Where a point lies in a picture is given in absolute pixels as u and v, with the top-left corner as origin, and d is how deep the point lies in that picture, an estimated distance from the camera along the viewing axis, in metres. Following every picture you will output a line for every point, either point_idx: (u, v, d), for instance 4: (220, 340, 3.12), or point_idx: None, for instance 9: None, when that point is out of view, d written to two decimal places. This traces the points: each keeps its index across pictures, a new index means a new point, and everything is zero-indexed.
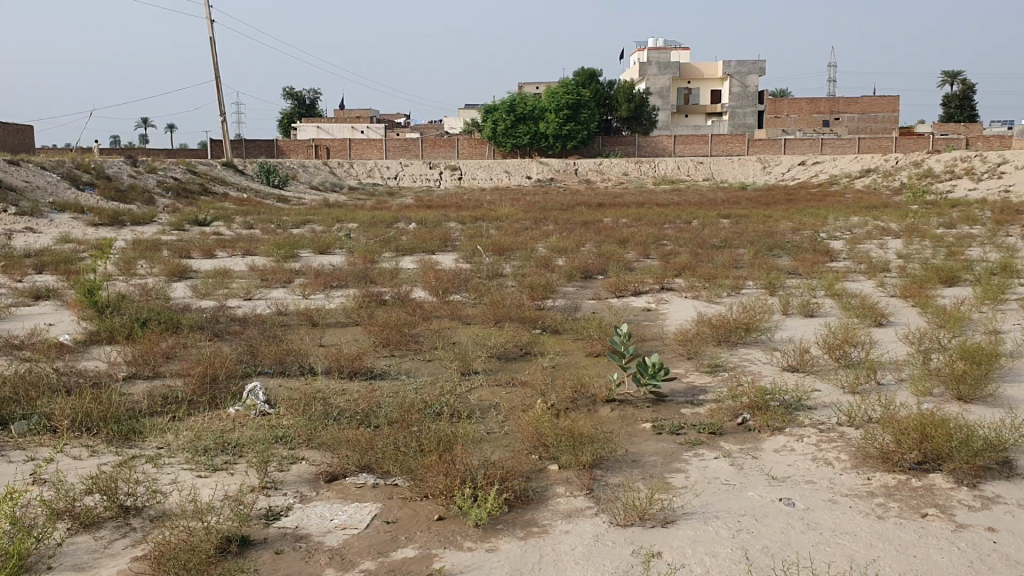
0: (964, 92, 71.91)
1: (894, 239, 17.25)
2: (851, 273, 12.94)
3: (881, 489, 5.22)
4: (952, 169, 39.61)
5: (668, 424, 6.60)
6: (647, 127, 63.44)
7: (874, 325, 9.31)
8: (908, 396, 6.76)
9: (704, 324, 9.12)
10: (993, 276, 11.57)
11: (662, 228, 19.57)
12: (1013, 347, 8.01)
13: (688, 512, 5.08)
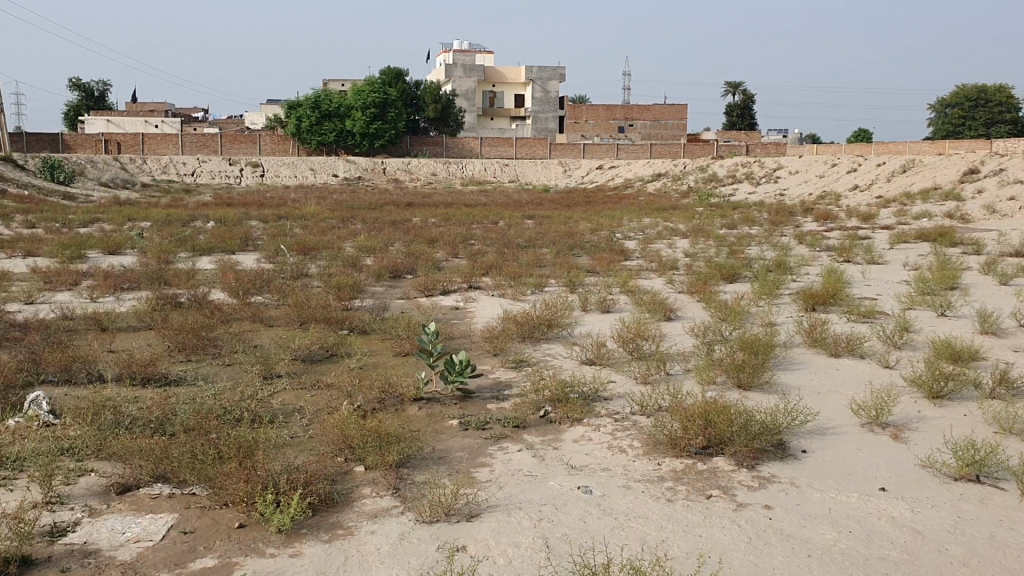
0: (745, 102, 76.91)
1: (683, 239, 18.28)
2: (644, 271, 13.62)
3: (671, 473, 5.54)
4: (735, 174, 42.41)
5: (473, 420, 6.70)
6: (455, 128, 64.02)
7: (664, 319, 9.87)
8: (695, 385, 7.21)
9: (508, 320, 9.34)
10: (769, 273, 12.53)
11: (468, 228, 19.83)
12: (787, 337, 8.71)
13: (491, 505, 5.20)
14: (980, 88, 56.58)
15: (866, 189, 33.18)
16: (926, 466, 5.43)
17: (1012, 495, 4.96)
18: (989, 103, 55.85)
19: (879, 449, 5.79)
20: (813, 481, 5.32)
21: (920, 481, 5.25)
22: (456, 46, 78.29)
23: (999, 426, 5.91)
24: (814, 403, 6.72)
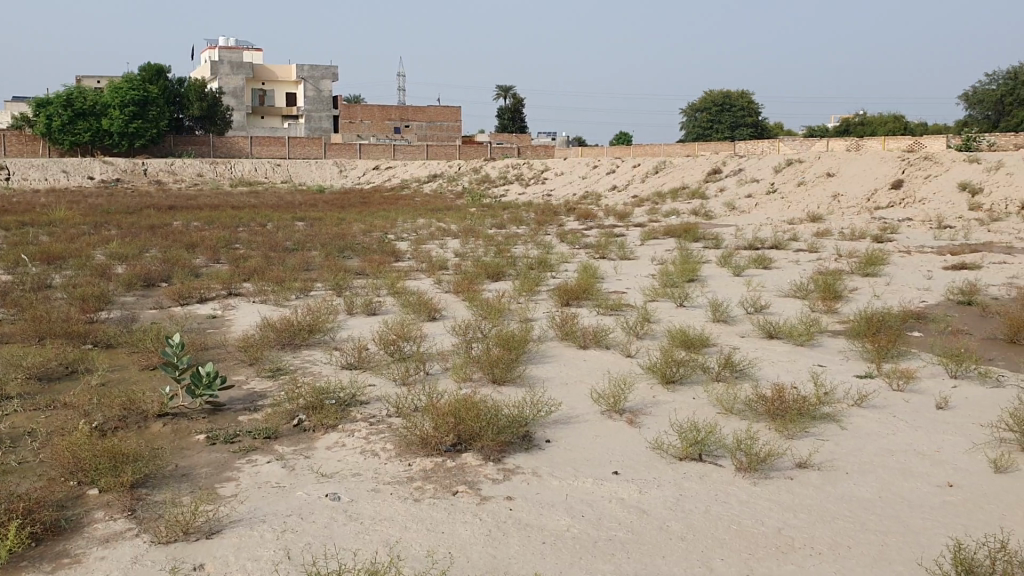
0: (515, 105, 79.06)
1: (453, 239, 18.59)
2: (413, 271, 13.71)
3: (420, 473, 5.59)
4: (505, 175, 43.55)
5: (222, 433, 6.47)
6: (223, 127, 61.70)
7: (427, 318, 9.98)
8: (450, 383, 7.33)
9: (267, 327, 9.11)
10: (531, 270, 12.97)
11: (234, 231, 19.19)
12: (541, 331, 9.07)
13: (234, 521, 5.04)
14: (725, 94, 61.13)
15: (624, 189, 35.06)
16: (655, 448, 5.82)
17: (728, 471, 5.42)
18: (733, 108, 60.55)
19: (616, 435, 6.15)
20: (554, 469, 5.57)
21: (649, 463, 5.62)
22: (222, 42, 75.34)
23: (721, 407, 6.47)
24: (560, 394, 7.06)
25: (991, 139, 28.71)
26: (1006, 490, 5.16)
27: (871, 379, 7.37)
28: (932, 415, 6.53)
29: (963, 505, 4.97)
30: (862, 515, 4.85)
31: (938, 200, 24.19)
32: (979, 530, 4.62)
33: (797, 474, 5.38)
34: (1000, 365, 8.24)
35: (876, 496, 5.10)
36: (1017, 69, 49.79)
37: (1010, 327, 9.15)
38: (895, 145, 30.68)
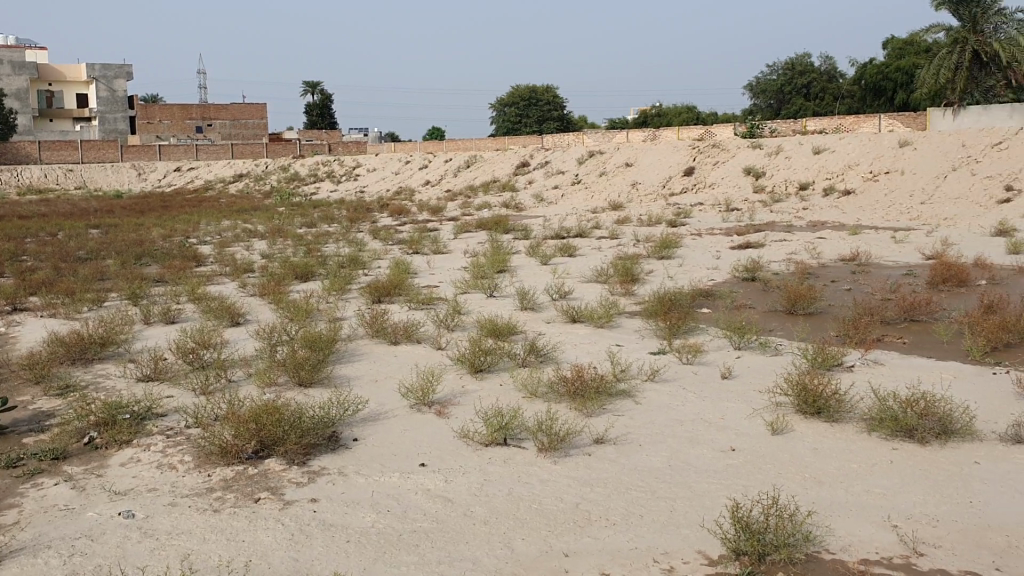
0: (323, 102, 77.73)
1: (260, 240, 18.12)
2: (218, 276, 13.26)
3: (220, 483, 5.42)
4: (315, 172, 42.77)
5: (4, 458, 6.03)
6: (6, 132, 57.26)
7: (231, 323, 9.69)
8: (254, 388, 7.15)
9: (55, 341, 8.55)
10: (341, 269, 12.83)
11: (19, 242, 17.91)
12: (350, 330, 9.00)
13: (16, 549, 4.72)
14: (530, 88, 62.55)
15: (436, 184, 35.25)
16: (461, 436, 5.92)
17: (531, 452, 5.59)
18: (539, 102, 62.04)
19: (422, 427, 6.21)
20: (360, 467, 5.56)
21: (454, 451, 5.71)
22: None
23: (525, 392, 6.67)
24: (367, 391, 7.04)
25: (773, 126, 30.86)
26: (781, 449, 5.60)
27: (664, 355, 7.80)
28: (717, 384, 6.99)
29: (743, 466, 5.35)
30: (652, 483, 5.13)
31: (727, 183, 25.79)
32: (758, 488, 4.99)
33: (594, 450, 5.63)
34: (778, 334, 8.93)
35: (665, 465, 5.40)
36: (793, 60, 53.61)
37: (788, 299, 9.93)
38: (688, 134, 32.41)
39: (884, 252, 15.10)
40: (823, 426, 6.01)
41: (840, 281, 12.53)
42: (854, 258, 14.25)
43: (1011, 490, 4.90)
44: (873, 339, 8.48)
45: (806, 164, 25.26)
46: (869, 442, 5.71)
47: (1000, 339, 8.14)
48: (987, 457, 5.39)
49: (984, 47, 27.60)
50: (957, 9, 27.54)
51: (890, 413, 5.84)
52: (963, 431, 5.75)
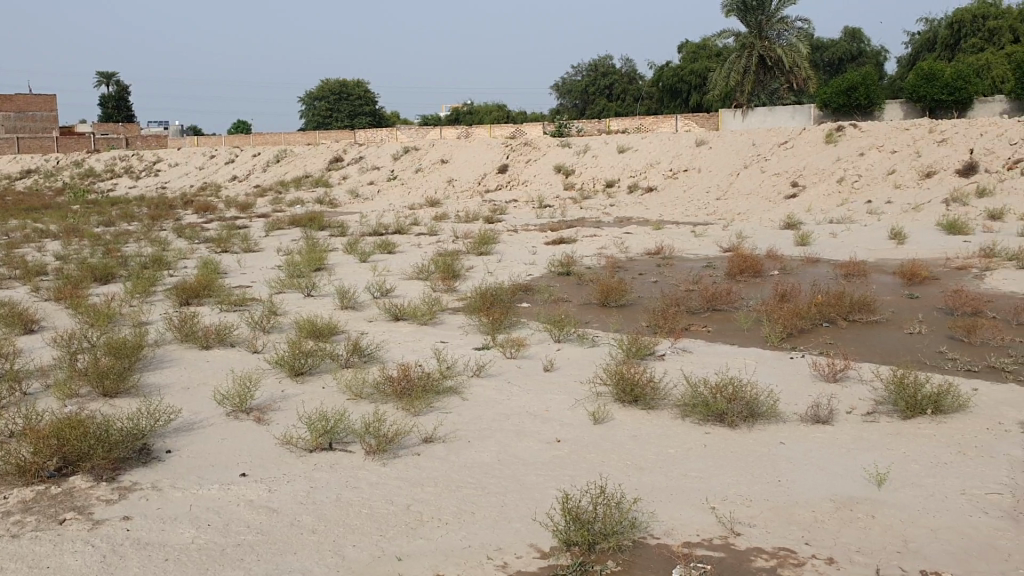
0: (118, 93, 73.34)
1: (52, 240, 16.86)
2: (5, 279, 12.20)
3: (19, 505, 4.94)
4: (112, 168, 40.25)
5: None
6: None
7: (24, 331, 8.93)
8: (52, 401, 6.60)
9: None
10: (145, 270, 12.12)
11: None
12: (158, 335, 8.50)
13: None
14: (341, 82, 61.40)
15: (244, 180, 34.03)
16: (283, 443, 5.72)
17: (358, 455, 5.47)
18: (350, 97, 61.08)
19: (243, 434, 5.95)
20: (176, 480, 5.25)
21: (276, 458, 5.51)
22: None
23: (350, 393, 6.53)
24: (181, 399, 6.67)
25: (579, 125, 31.78)
26: (603, 438, 5.76)
27: (488, 350, 7.85)
28: (540, 376, 7.11)
29: (568, 457, 5.45)
30: (481, 479, 5.14)
31: (538, 180, 26.37)
32: (584, 478, 5.10)
33: (423, 450, 5.58)
34: (594, 326, 9.19)
35: (494, 459, 5.43)
36: (596, 60, 55.38)
37: (601, 292, 10.24)
38: (500, 132, 32.88)
39: (686, 246, 15.86)
40: (641, 414, 6.22)
41: (648, 274, 13.04)
42: (659, 251, 14.86)
43: (814, 467, 5.24)
44: (682, 329, 8.89)
45: (613, 161, 26.18)
46: (685, 427, 5.97)
47: (794, 326, 8.72)
48: (790, 437, 5.75)
49: (769, 53, 29.48)
50: (745, 17, 29.25)
51: (701, 398, 6.13)
52: (768, 413, 6.11)
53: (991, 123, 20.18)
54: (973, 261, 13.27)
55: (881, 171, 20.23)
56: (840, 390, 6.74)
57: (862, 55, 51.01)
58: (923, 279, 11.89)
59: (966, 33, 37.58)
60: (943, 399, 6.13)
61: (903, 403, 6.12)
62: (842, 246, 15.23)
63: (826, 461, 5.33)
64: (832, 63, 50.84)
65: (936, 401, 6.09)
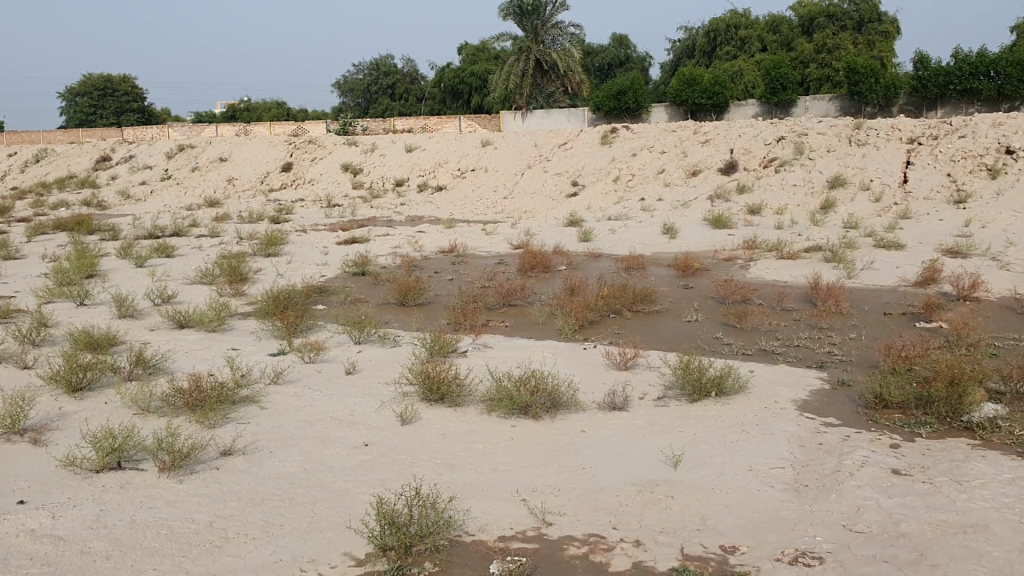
0: None
1: None
2: None
3: None
4: None
5: None
6: None
7: None
8: None
9: None
10: None
11: None
12: None
13: None
14: (104, 77, 57.34)
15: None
16: (65, 465, 5.26)
17: (151, 473, 5.13)
18: (115, 92, 57.24)
19: (18, 458, 5.42)
20: None
21: (58, 483, 5.06)
22: None
23: (137, 408, 6.12)
24: None
25: (364, 124, 31.50)
26: (410, 438, 5.72)
27: (284, 356, 7.61)
28: (342, 380, 6.98)
29: (376, 460, 5.37)
30: (288, 490, 4.96)
31: (325, 179, 25.91)
32: (394, 481, 5.03)
33: (223, 463, 5.32)
34: (394, 326, 9.18)
35: (300, 468, 5.26)
36: (377, 59, 54.93)
37: (399, 292, 10.20)
38: (282, 129, 31.99)
39: (477, 243, 16.11)
40: (447, 411, 6.23)
41: (443, 271, 13.14)
42: (452, 250, 15.01)
43: (614, 453, 5.42)
44: (481, 325, 9.00)
45: (400, 160, 26.14)
46: (491, 422, 6.02)
47: (587, 318, 9.02)
48: (590, 425, 5.92)
49: (545, 57, 30.26)
50: (521, 20, 29.84)
51: (505, 393, 6.21)
52: (569, 403, 6.28)
53: (749, 125, 21.80)
54: (738, 252, 14.30)
55: (654, 170, 21.37)
56: (633, 377, 7.03)
57: (628, 61, 53.70)
58: (696, 271, 12.67)
59: (720, 41, 40.34)
60: (725, 381, 6.54)
61: (690, 387, 6.47)
62: (623, 241, 15.96)
63: (625, 446, 5.53)
64: (603, 68, 53.12)
65: (720, 383, 6.49)
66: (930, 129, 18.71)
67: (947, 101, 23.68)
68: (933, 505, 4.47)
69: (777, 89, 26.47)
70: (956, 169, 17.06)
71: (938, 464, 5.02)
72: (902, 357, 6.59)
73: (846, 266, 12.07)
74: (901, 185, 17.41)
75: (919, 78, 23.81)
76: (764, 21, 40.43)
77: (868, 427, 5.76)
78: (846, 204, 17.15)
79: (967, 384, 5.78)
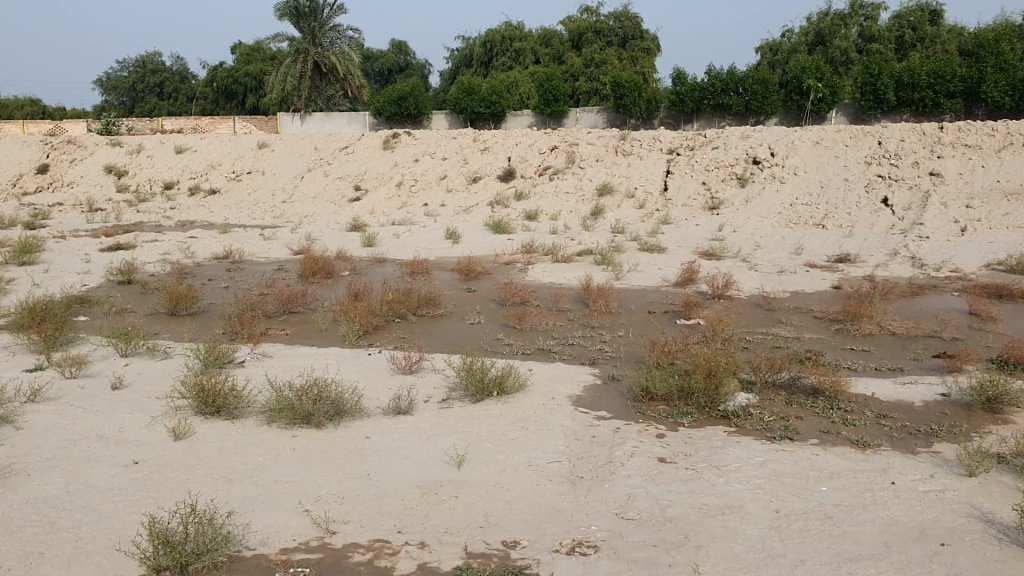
0: None
1: None
2: None
3: None
4: None
5: None
6: None
7: None
8: None
9: None
10: None
11: None
12: None
13: None
14: None
15: None
16: None
17: None
18: None
19: None
20: None
21: None
22: None
23: None
24: None
25: (129, 123, 29.73)
26: (185, 454, 5.47)
27: (41, 372, 7.05)
28: (108, 396, 6.56)
29: (148, 478, 5.10)
30: (50, 515, 4.61)
31: (86, 181, 24.23)
32: (168, 499, 4.80)
33: None
34: (165, 337, 8.77)
35: (63, 491, 4.91)
36: (143, 56, 51.86)
37: (169, 301, 9.74)
38: (35, 128, 29.61)
39: (254, 249, 15.64)
40: (224, 424, 6.01)
41: (217, 279, 12.65)
42: (227, 256, 14.49)
43: (398, 456, 5.43)
44: (259, 333, 8.75)
45: (170, 163, 24.89)
46: (272, 433, 5.87)
47: (370, 323, 8.97)
48: (374, 431, 5.89)
49: (323, 60, 29.73)
50: (297, 22, 29.03)
51: (287, 403, 6.06)
52: (352, 410, 6.23)
53: (525, 134, 22.49)
54: (516, 256, 14.72)
55: (435, 176, 21.57)
56: (416, 380, 7.05)
57: (407, 67, 53.81)
58: (477, 274, 12.92)
59: (496, 52, 41.39)
60: (506, 381, 6.71)
61: (473, 388, 6.58)
62: (404, 246, 16.01)
63: (409, 449, 5.54)
64: (382, 73, 52.99)
65: (501, 383, 6.65)
66: (688, 141, 20.06)
67: (701, 115, 25.53)
68: (695, 490, 4.81)
69: (550, 100, 27.34)
70: (711, 178, 18.40)
71: (699, 451, 5.41)
72: (665, 352, 7.03)
73: (615, 268, 12.72)
74: (664, 193, 18.54)
75: (677, 93, 25.34)
76: (537, 34, 41.83)
77: (636, 419, 6.11)
78: (614, 210, 18.06)
79: (722, 375, 6.27)
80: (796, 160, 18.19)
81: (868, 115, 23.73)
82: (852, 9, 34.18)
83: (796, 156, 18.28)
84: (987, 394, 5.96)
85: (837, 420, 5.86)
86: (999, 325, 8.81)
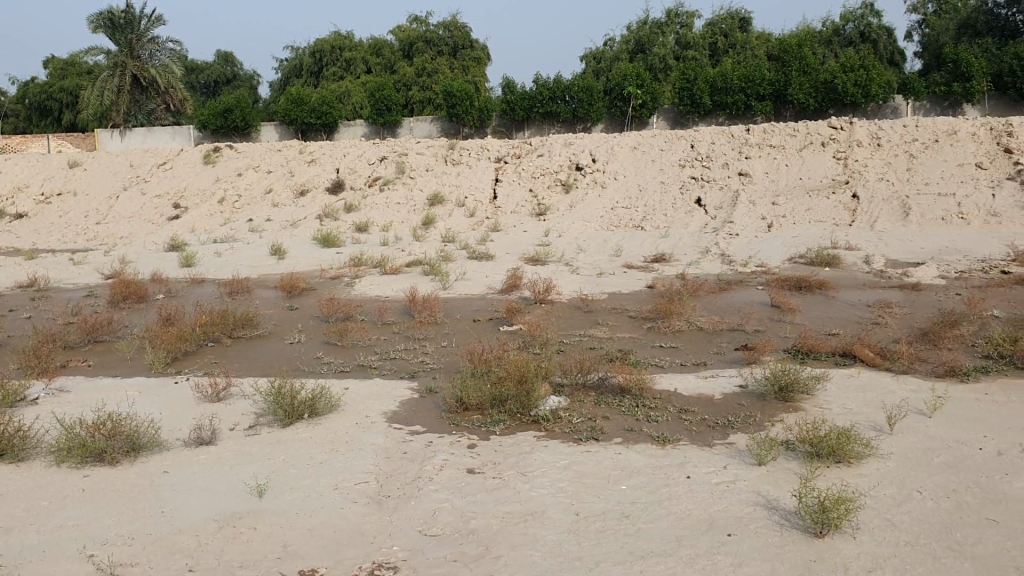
0: None
1: None
2: None
3: None
4: None
5: None
6: None
7: None
8: None
9: None
10: None
11: None
12: None
13: None
14: None
15: None
16: None
17: None
18: None
19: None
20: None
21: None
22: None
23: None
24: None
25: None
26: None
27: None
28: None
29: None
30: None
31: None
32: None
33: None
34: None
35: None
36: None
37: None
38: None
39: (63, 275, 14.75)
40: (6, 469, 5.58)
41: (19, 309, 11.84)
42: (32, 283, 13.60)
43: (195, 489, 5.19)
44: (57, 367, 8.22)
45: None
46: (59, 475, 5.49)
47: (179, 349, 8.58)
48: (173, 464, 5.62)
49: (141, 73, 28.35)
50: (113, 34, 27.59)
51: (77, 440, 5.68)
52: (151, 444, 5.91)
53: (352, 145, 22.22)
54: (345, 270, 14.48)
55: (260, 190, 20.97)
56: (223, 408, 6.78)
57: (235, 79, 52.30)
58: (302, 290, 12.63)
59: (326, 62, 40.66)
60: (317, 402, 6.55)
61: (283, 412, 6.37)
62: (226, 264, 15.48)
63: (206, 481, 5.31)
64: (208, 85, 51.30)
65: (313, 405, 6.48)
66: (515, 149, 20.33)
67: (532, 123, 26.00)
68: (500, 498, 4.82)
69: (381, 111, 27.10)
70: (537, 185, 18.69)
71: (506, 458, 5.44)
72: (479, 361, 7.05)
73: (442, 278, 12.72)
74: (492, 201, 18.70)
75: (507, 102, 25.67)
76: (367, 44, 41.42)
77: (449, 430, 6.09)
78: (444, 220, 18.06)
79: (532, 381, 6.35)
80: (615, 165, 18.74)
81: (687, 118, 24.72)
82: (669, 18, 35.62)
83: (616, 162, 18.83)
84: (779, 384, 6.27)
85: (641, 417, 6.03)
86: (798, 316, 9.32)
